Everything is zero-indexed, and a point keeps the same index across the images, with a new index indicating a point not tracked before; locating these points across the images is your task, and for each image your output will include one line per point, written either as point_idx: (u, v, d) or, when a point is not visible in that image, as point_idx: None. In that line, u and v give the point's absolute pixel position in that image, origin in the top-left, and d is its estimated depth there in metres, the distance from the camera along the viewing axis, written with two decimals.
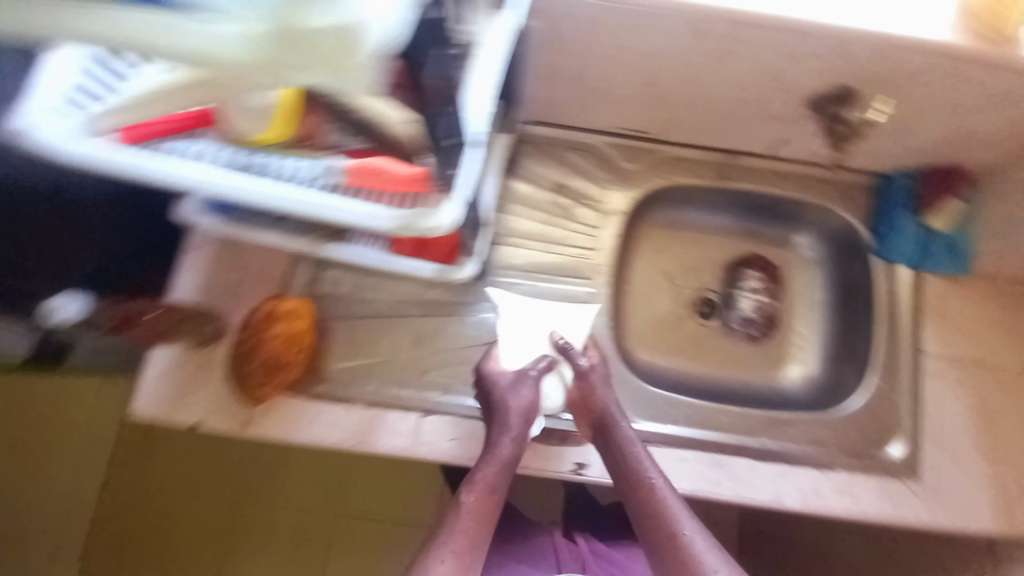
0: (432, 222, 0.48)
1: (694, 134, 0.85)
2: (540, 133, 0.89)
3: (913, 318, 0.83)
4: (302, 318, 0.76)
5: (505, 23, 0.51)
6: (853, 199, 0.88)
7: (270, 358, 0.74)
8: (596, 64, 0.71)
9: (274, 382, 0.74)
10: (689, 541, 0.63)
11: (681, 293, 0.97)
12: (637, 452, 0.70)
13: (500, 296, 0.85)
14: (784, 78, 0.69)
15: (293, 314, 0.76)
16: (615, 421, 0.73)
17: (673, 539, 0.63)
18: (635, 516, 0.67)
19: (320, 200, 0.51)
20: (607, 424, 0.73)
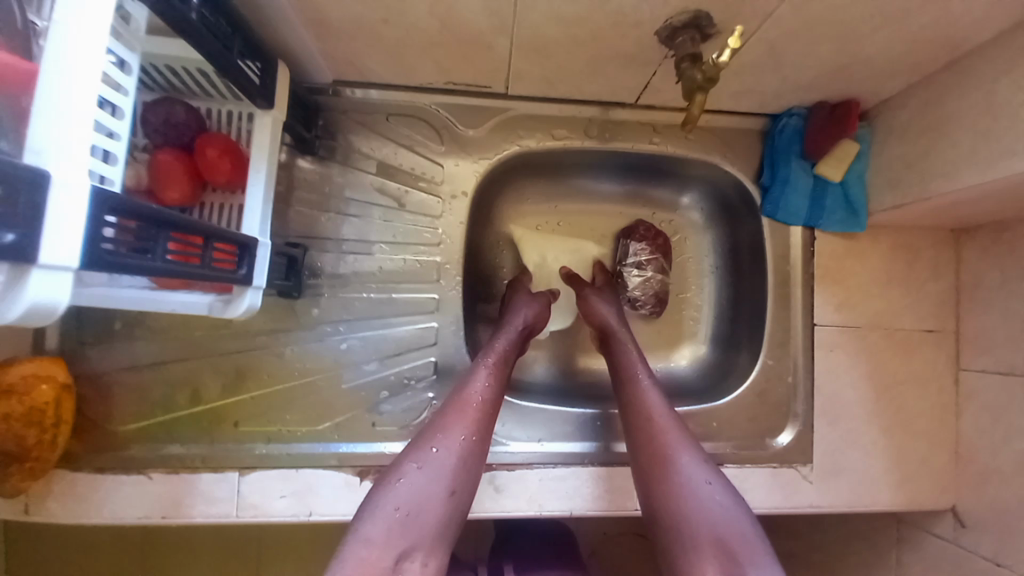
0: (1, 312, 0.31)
1: (543, 86, 0.67)
2: (356, 101, 0.70)
3: (805, 284, 0.73)
4: (43, 387, 0.59)
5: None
6: (739, 149, 0.75)
7: (10, 448, 0.57)
8: (373, 6, 0.52)
9: (27, 472, 0.59)
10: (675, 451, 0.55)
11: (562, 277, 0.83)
12: (636, 370, 0.62)
13: (326, 317, 0.69)
14: (621, 9, 0.52)
15: (26, 388, 0.57)
16: (619, 334, 0.67)
17: (658, 452, 0.55)
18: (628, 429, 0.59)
19: None
20: (610, 336, 0.67)
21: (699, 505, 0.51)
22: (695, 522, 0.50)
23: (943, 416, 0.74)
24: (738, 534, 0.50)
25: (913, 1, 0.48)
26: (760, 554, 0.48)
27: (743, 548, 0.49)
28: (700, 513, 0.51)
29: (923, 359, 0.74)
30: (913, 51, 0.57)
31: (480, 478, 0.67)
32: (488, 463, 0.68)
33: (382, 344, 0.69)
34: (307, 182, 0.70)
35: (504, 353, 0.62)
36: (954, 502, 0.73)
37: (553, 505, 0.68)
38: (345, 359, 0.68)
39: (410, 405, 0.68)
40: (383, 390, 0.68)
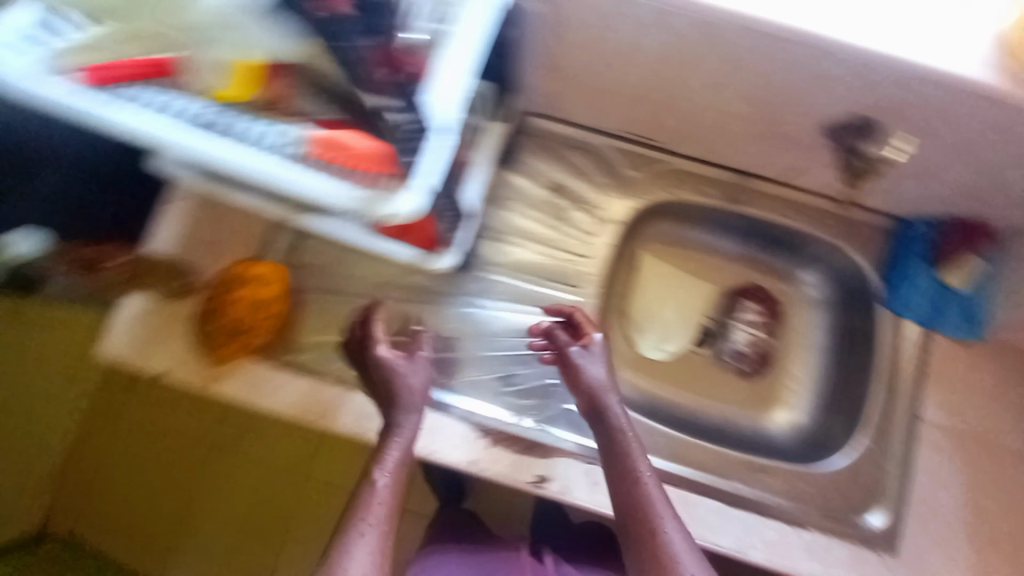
0: (386, 206, 0.47)
1: (706, 150, 0.80)
2: (544, 127, 0.84)
3: (914, 378, 0.77)
4: (273, 283, 0.76)
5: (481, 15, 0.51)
6: (869, 241, 0.82)
7: (238, 321, 0.72)
8: (606, 63, 0.68)
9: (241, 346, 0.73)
10: (668, 542, 0.57)
11: (678, 319, 0.92)
12: (629, 437, 0.65)
13: (484, 292, 0.83)
14: (805, 101, 0.64)
15: (263, 278, 0.75)
16: (607, 402, 0.67)
17: (653, 543, 0.57)
18: (619, 500, 0.61)
19: (268, 165, 0.48)
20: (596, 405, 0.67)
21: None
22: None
23: None
24: None
25: None
26: None
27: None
28: None
29: None
30: None
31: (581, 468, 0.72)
32: (591, 457, 0.74)
33: (522, 325, 0.83)
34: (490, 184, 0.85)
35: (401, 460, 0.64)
36: None
37: None
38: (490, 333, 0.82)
39: (533, 381, 0.81)
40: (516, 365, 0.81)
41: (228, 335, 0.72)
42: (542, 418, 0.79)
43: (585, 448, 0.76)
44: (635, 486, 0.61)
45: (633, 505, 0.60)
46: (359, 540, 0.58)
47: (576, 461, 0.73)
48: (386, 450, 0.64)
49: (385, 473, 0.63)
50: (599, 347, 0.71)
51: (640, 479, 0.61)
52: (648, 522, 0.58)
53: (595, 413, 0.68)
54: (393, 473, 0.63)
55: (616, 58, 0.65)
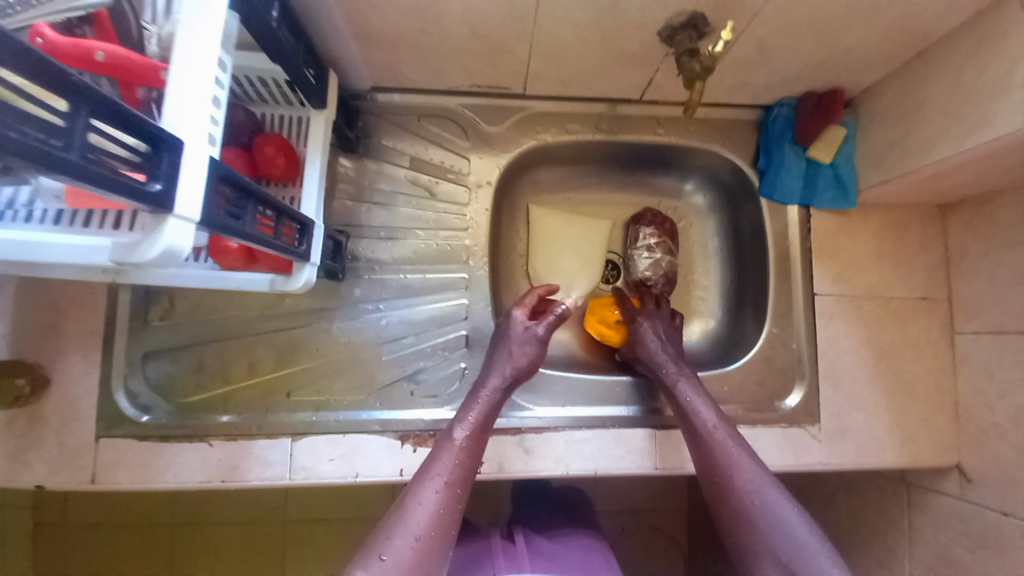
0: (149, 251, 0.37)
1: (556, 85, 0.75)
2: (389, 104, 0.78)
3: (804, 259, 0.80)
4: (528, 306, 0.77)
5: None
6: (737, 137, 0.82)
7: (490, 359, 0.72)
8: (415, 18, 0.60)
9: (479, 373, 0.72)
10: (741, 471, 0.62)
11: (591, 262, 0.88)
12: (704, 415, 0.66)
13: (370, 295, 0.77)
14: (625, 13, 0.60)
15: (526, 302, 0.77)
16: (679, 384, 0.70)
17: (748, 492, 0.60)
18: (716, 466, 0.63)
19: (27, 235, 0.41)
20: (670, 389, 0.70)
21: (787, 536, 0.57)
22: (771, 545, 0.57)
23: (940, 378, 0.79)
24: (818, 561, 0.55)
25: None
26: None
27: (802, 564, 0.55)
28: (790, 538, 0.57)
29: (919, 327, 0.79)
30: (886, 42, 0.64)
31: (510, 440, 0.73)
32: (519, 427, 0.74)
33: (419, 320, 0.76)
34: (346, 178, 0.78)
35: (480, 421, 0.65)
36: (959, 460, 0.78)
37: (579, 464, 0.74)
38: (386, 333, 0.76)
39: (446, 373, 0.75)
40: (421, 362, 0.75)
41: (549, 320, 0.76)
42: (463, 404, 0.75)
43: (510, 422, 0.74)
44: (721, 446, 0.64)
45: (710, 446, 0.64)
46: (425, 492, 0.58)
47: (504, 436, 0.74)
48: (466, 409, 0.66)
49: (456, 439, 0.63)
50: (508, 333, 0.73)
51: (709, 432, 0.65)
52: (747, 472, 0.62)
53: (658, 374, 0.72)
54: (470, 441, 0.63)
55: (420, 9, 0.58)
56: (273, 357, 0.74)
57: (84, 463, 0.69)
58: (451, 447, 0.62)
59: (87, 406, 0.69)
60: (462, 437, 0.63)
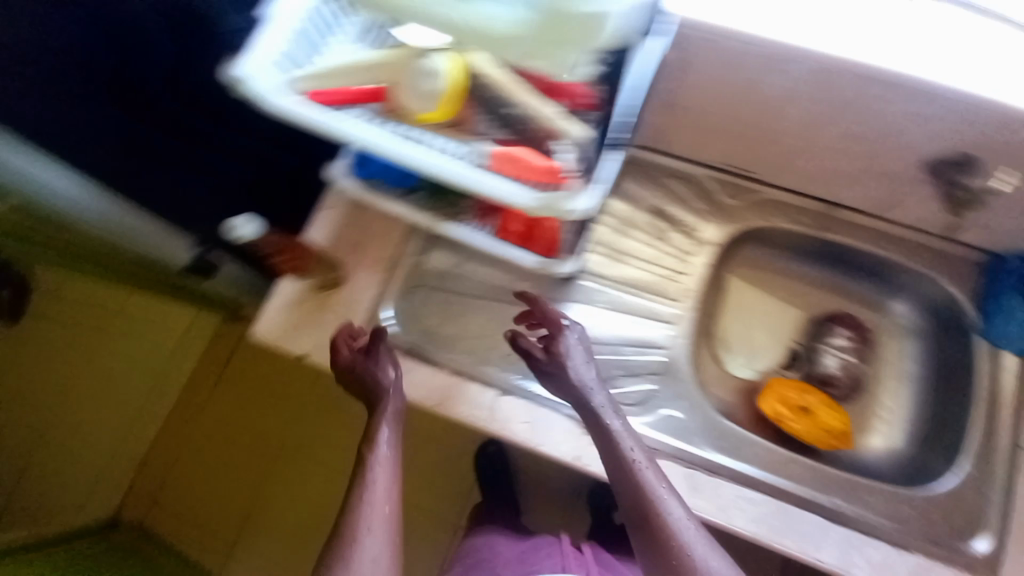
0: (570, 205, 0.55)
1: (801, 182, 0.87)
2: (646, 158, 0.93)
3: (1016, 409, 0.79)
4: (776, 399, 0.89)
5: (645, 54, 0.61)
6: (962, 274, 0.86)
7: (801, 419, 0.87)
8: (721, 102, 0.77)
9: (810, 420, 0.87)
10: (669, 513, 0.66)
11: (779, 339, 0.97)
12: (642, 477, 0.68)
13: (588, 299, 0.89)
14: (909, 140, 0.71)
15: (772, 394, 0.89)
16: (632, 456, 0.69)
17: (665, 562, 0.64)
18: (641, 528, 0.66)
19: (456, 169, 0.58)
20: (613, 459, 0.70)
21: None
22: None
23: None
24: None
25: None
26: None
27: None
28: None
29: None
30: None
31: (681, 473, 0.77)
32: (691, 461, 0.79)
33: (627, 335, 0.88)
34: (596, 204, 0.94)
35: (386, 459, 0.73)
36: None
37: (743, 523, 0.75)
38: (596, 337, 0.88)
39: (638, 387, 0.85)
40: (617, 370, 0.86)
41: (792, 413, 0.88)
42: (645, 421, 0.83)
43: (684, 452, 0.80)
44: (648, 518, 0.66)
45: (637, 495, 0.67)
46: (377, 526, 0.68)
47: (676, 465, 0.78)
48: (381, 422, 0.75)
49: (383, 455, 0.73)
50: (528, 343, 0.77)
51: (649, 492, 0.67)
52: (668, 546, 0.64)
53: (579, 397, 0.73)
54: (384, 466, 0.73)
55: (733, 98, 0.75)
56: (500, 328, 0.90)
57: None
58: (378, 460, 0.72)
59: (359, 310, 0.88)
60: (384, 456, 0.73)
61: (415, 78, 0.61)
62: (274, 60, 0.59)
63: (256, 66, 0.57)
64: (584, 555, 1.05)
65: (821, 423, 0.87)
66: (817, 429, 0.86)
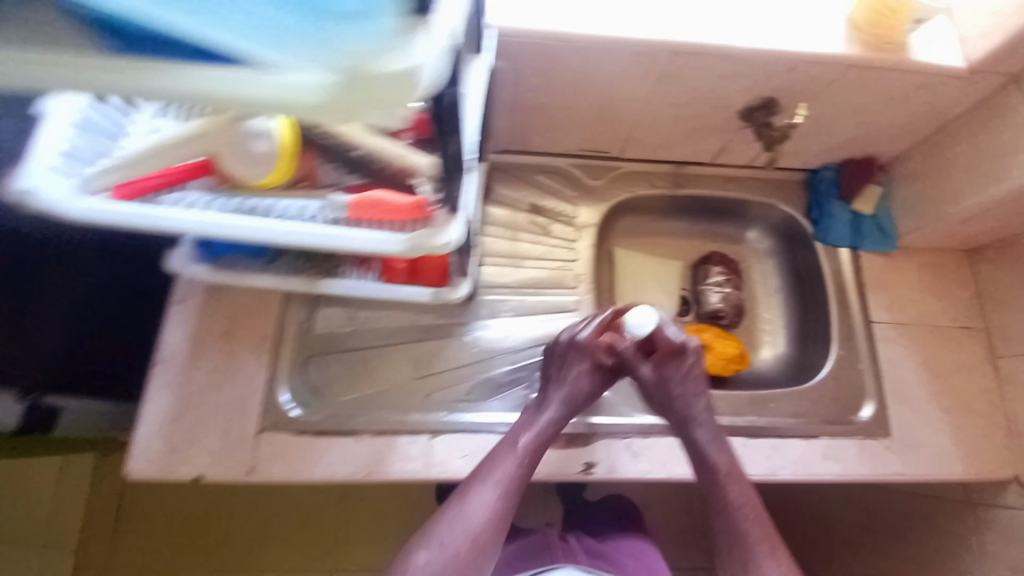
0: (443, 238, 0.53)
1: (647, 150, 0.95)
2: (513, 163, 0.97)
3: (859, 292, 0.94)
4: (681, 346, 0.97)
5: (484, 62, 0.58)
6: (791, 194, 1.00)
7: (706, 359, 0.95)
8: (558, 96, 0.80)
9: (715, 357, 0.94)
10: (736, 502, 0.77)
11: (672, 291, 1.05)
12: (716, 438, 0.80)
13: (493, 312, 0.89)
14: (721, 95, 0.79)
15: None
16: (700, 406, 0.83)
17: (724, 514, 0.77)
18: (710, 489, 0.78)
19: (315, 230, 0.55)
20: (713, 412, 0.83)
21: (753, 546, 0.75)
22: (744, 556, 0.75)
23: (990, 396, 0.90)
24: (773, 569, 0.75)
25: (916, 85, 0.76)
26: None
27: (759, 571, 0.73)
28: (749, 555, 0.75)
29: (965, 350, 0.92)
30: (914, 120, 0.84)
31: (618, 445, 0.82)
32: (624, 432, 0.83)
33: (535, 334, 0.89)
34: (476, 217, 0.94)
35: (540, 439, 0.76)
36: (1018, 472, 0.86)
37: (682, 467, 0.81)
38: (506, 346, 0.87)
39: None
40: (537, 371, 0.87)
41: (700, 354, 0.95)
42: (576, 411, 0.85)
43: (616, 425, 0.84)
44: (734, 475, 0.78)
45: (733, 476, 0.78)
46: (479, 491, 0.72)
47: (613, 441, 0.82)
48: (529, 422, 0.77)
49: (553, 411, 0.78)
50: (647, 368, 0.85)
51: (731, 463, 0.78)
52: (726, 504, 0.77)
53: (682, 419, 0.80)
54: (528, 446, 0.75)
55: (566, 90, 0.79)
56: (409, 368, 0.84)
57: (244, 453, 0.77)
58: (516, 455, 0.74)
59: (254, 401, 0.79)
60: (524, 442, 0.75)
61: (241, 139, 0.55)
62: (61, 160, 0.50)
63: (41, 171, 0.49)
64: (569, 543, 0.98)
65: (725, 358, 0.94)
66: (726, 363, 0.94)
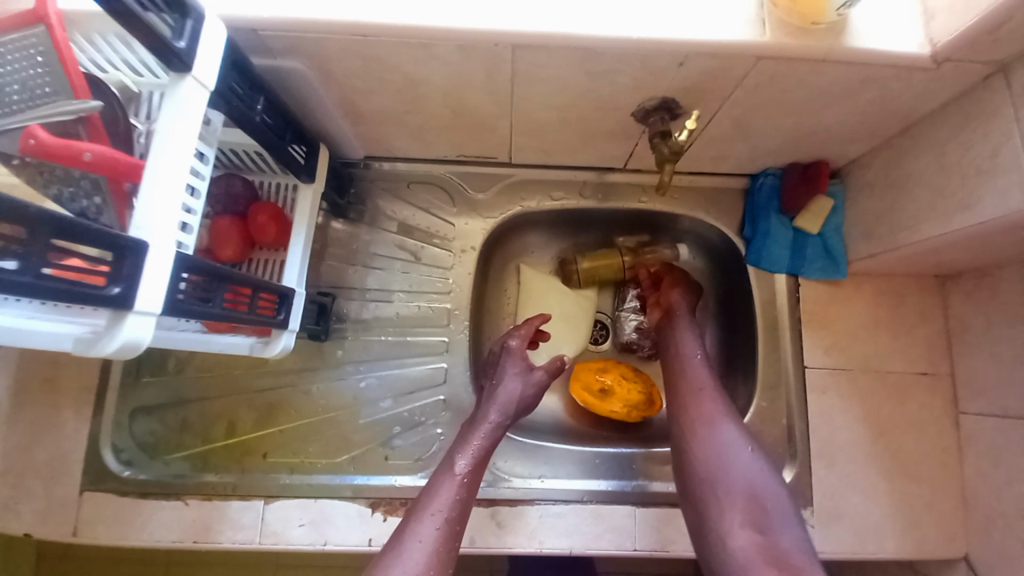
0: (114, 345, 0.40)
1: (541, 156, 0.78)
2: (383, 172, 0.81)
3: (795, 330, 0.78)
4: (585, 383, 0.83)
5: (195, 100, 0.43)
6: (724, 205, 0.82)
7: (609, 406, 0.81)
8: (399, 100, 0.64)
9: (620, 401, 0.81)
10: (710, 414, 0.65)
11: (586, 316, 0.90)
12: (686, 357, 0.71)
13: (351, 355, 0.77)
14: (605, 95, 0.61)
15: (582, 383, 0.83)
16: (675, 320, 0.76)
17: (703, 426, 0.64)
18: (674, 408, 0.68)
19: None
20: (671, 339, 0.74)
21: (738, 470, 0.60)
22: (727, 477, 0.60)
23: (945, 460, 0.74)
24: (769, 498, 0.58)
25: (861, 80, 0.56)
26: (787, 511, 0.58)
27: (776, 506, 0.58)
28: (735, 478, 0.60)
29: (922, 402, 0.75)
30: (868, 121, 0.64)
31: (482, 513, 0.72)
32: (492, 498, 0.73)
33: (398, 382, 0.77)
34: (336, 241, 0.80)
35: (479, 450, 0.65)
36: (966, 550, 0.72)
37: (553, 541, 0.71)
38: (362, 395, 0.76)
39: (420, 439, 0.75)
40: (396, 426, 0.75)
41: (603, 399, 0.82)
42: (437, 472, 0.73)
43: (485, 491, 0.73)
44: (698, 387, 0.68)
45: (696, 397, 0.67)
46: (421, 525, 0.57)
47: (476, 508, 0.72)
48: (465, 441, 0.65)
49: (489, 424, 0.67)
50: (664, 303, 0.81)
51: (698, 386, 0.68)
52: (695, 413, 0.65)
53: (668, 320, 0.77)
54: (473, 455, 0.64)
55: (402, 93, 0.62)
56: (253, 419, 0.75)
57: (64, 517, 0.70)
58: (452, 480, 0.61)
59: (75, 460, 0.71)
60: (463, 467, 0.62)
61: None
62: None
63: None
64: None
65: (629, 404, 0.81)
66: (631, 412, 0.81)
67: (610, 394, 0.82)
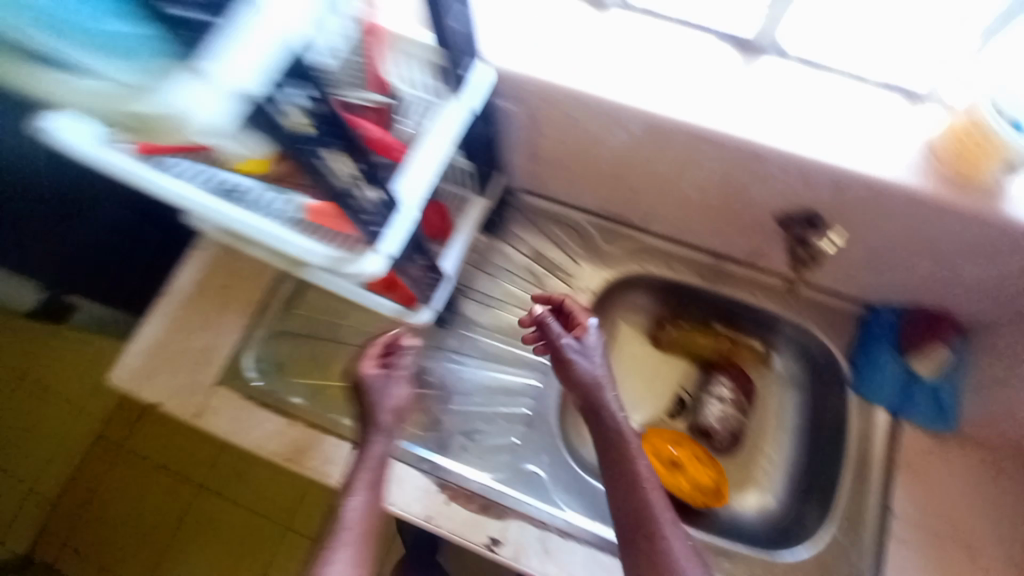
0: (357, 267, 0.52)
1: (673, 231, 0.87)
2: (533, 205, 0.94)
3: (885, 469, 0.77)
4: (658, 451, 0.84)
5: (451, 113, 0.58)
6: (835, 326, 0.86)
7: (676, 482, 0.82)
8: (577, 154, 0.77)
9: (688, 479, 0.82)
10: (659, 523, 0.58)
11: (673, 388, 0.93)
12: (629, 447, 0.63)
13: (461, 347, 0.88)
14: (756, 195, 0.70)
15: (657, 449, 0.84)
16: (605, 395, 0.66)
17: (650, 540, 0.57)
18: (621, 509, 0.60)
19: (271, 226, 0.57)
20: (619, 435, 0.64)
21: None
22: None
23: None
24: None
25: (1006, 245, 0.60)
26: None
27: None
28: None
29: None
30: (1004, 286, 0.67)
31: (535, 534, 0.71)
32: (545, 522, 0.73)
33: (496, 386, 0.87)
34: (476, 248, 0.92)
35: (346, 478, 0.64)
36: None
37: None
38: (461, 390, 0.86)
39: (499, 441, 0.82)
40: (481, 423, 0.84)
41: (672, 470, 0.83)
42: (503, 478, 0.78)
43: (540, 512, 0.74)
44: (634, 488, 0.60)
45: (639, 503, 0.59)
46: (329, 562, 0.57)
47: (528, 525, 0.72)
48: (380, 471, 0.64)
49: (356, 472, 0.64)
50: (594, 341, 0.70)
51: (639, 481, 0.61)
52: (647, 521, 0.58)
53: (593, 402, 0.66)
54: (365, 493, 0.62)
55: (585, 149, 0.75)
56: (368, 374, 0.88)
57: (194, 400, 0.83)
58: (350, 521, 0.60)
59: (221, 356, 0.85)
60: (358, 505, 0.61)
61: None
62: None
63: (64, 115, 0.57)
64: None
65: (697, 486, 0.82)
66: (699, 494, 0.82)
67: (681, 469, 0.83)
